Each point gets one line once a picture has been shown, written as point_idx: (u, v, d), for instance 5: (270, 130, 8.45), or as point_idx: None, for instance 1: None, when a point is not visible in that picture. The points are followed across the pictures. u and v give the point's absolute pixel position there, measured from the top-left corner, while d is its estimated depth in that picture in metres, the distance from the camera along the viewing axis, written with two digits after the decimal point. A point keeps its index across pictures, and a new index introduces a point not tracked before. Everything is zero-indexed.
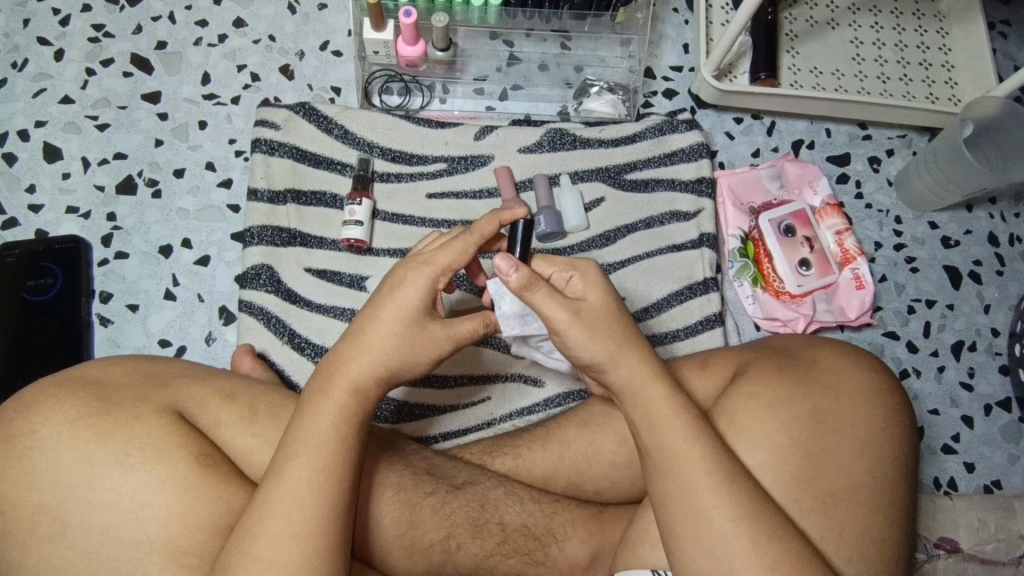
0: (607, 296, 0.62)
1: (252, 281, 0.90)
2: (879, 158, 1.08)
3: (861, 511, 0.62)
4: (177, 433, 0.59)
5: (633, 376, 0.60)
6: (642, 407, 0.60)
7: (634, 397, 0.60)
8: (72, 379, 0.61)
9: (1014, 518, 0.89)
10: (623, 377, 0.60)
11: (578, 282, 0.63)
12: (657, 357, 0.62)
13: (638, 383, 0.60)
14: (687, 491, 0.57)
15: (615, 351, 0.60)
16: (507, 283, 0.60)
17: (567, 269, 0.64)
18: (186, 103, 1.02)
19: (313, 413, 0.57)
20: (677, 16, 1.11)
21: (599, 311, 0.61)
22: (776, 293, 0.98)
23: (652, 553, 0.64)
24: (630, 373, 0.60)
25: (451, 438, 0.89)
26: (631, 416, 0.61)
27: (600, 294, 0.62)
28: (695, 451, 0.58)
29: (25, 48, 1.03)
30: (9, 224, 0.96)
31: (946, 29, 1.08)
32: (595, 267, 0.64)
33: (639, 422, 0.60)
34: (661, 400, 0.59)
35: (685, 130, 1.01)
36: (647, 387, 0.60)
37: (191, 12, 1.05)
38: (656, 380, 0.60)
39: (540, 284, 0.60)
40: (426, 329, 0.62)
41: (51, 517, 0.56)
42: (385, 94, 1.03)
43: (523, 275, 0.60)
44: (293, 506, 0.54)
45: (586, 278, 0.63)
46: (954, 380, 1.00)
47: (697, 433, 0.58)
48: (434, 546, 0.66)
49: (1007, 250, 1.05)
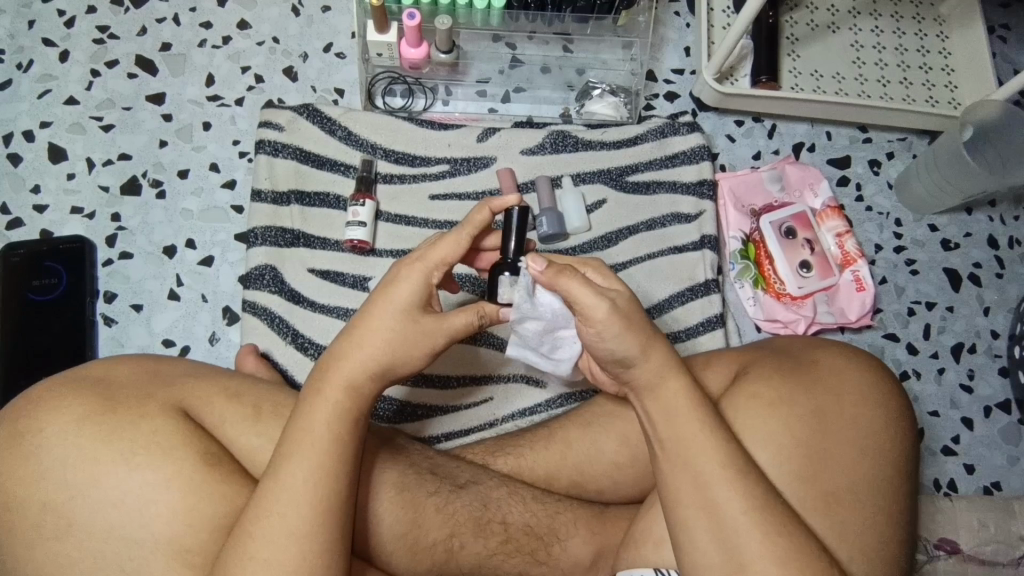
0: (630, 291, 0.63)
1: (255, 281, 0.91)
2: (879, 161, 1.08)
3: (858, 511, 0.63)
4: (183, 432, 0.60)
5: (651, 371, 0.61)
6: (663, 399, 0.60)
7: (655, 392, 0.61)
8: (80, 377, 0.62)
9: (1014, 519, 0.89)
10: (650, 371, 0.61)
11: (593, 276, 0.65)
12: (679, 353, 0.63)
13: (661, 376, 0.61)
14: (701, 483, 0.57)
15: (643, 345, 0.60)
16: (540, 279, 0.62)
17: (579, 265, 0.66)
18: (190, 104, 1.02)
19: (308, 413, 0.58)
20: (678, 19, 1.11)
21: (626, 303, 0.61)
22: (777, 295, 0.98)
23: (654, 552, 0.64)
24: (656, 366, 0.61)
25: (453, 438, 0.89)
26: (651, 411, 0.61)
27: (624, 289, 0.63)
28: (711, 444, 0.58)
29: (30, 49, 1.03)
30: (14, 224, 0.96)
31: (946, 33, 1.08)
32: (604, 263, 0.66)
33: (658, 415, 0.61)
34: (680, 396, 0.60)
35: (687, 132, 1.02)
36: (669, 381, 0.61)
37: (195, 14, 1.06)
38: (676, 374, 0.61)
39: (572, 274, 0.60)
40: (419, 324, 0.62)
41: (58, 515, 0.56)
42: (388, 95, 1.04)
43: (552, 267, 0.61)
44: (288, 505, 0.54)
45: (602, 273, 0.64)
46: (955, 381, 1.00)
47: (710, 426, 0.59)
48: (436, 545, 0.67)
49: (1007, 253, 1.06)
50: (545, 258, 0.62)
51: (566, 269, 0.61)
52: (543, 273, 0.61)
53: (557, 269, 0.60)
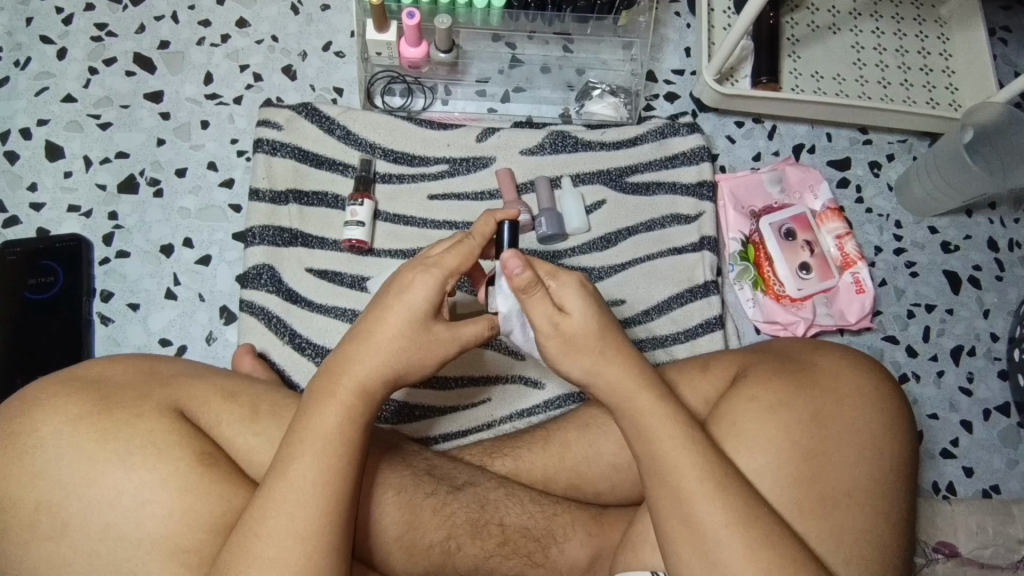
0: (584, 311, 0.61)
1: (253, 280, 0.90)
2: (879, 163, 1.08)
3: (859, 513, 0.63)
4: (178, 432, 0.59)
5: (620, 386, 0.61)
6: (632, 417, 0.60)
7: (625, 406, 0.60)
8: (74, 377, 0.61)
9: (1013, 522, 0.89)
10: (614, 385, 0.61)
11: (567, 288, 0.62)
12: (648, 367, 0.62)
13: (630, 391, 0.60)
14: (681, 498, 0.57)
15: (593, 366, 0.61)
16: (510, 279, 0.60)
17: (546, 277, 0.63)
18: (188, 103, 1.02)
19: (317, 413, 0.57)
20: (679, 19, 1.11)
21: (585, 325, 0.61)
22: (777, 297, 0.98)
23: (652, 555, 0.64)
24: (623, 381, 0.60)
25: (451, 438, 0.89)
26: (625, 428, 0.61)
27: (578, 312, 0.61)
28: (685, 459, 0.58)
29: (28, 47, 1.03)
30: (10, 222, 0.96)
31: (947, 35, 1.08)
32: (574, 276, 0.63)
33: (633, 434, 0.60)
34: (652, 408, 0.60)
35: (687, 133, 1.01)
36: (634, 399, 0.60)
37: (194, 12, 1.05)
38: (646, 389, 0.60)
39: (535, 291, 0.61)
40: (431, 332, 0.62)
41: (52, 516, 0.56)
42: (387, 95, 1.04)
43: (528, 275, 0.60)
44: (296, 504, 0.54)
45: (564, 286, 0.62)
46: (954, 384, 1.00)
47: (686, 442, 0.58)
48: (434, 547, 0.66)
49: (1007, 255, 1.06)
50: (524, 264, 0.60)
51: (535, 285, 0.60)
52: (516, 277, 0.59)
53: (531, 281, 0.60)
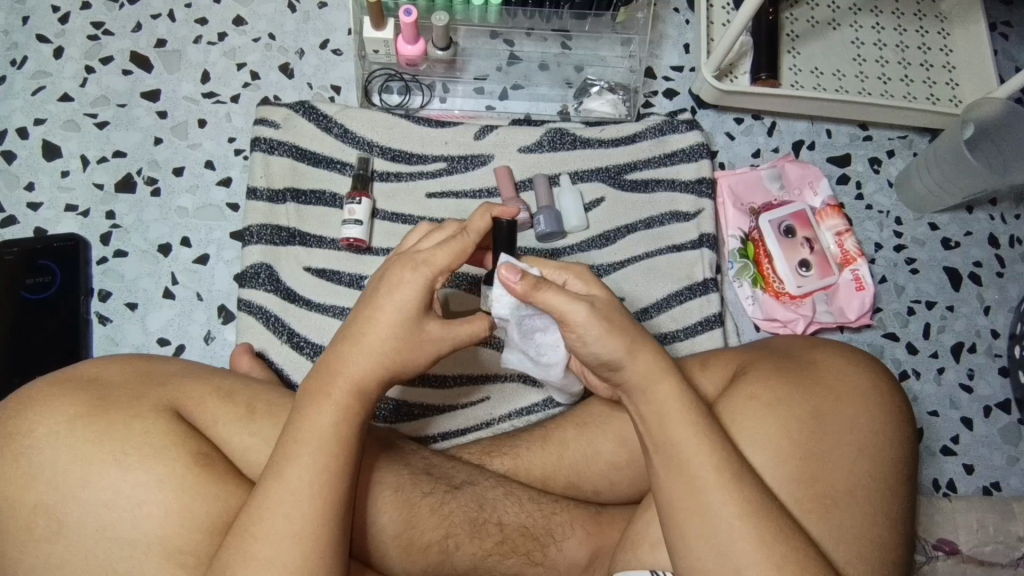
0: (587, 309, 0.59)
1: (251, 279, 0.90)
2: (879, 159, 1.08)
3: (858, 510, 0.62)
4: (175, 433, 0.59)
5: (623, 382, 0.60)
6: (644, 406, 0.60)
7: (646, 395, 0.60)
8: (71, 377, 0.61)
9: (1014, 520, 0.89)
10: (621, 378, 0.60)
11: (576, 284, 0.64)
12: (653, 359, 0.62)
13: (651, 379, 0.60)
14: (694, 489, 0.57)
15: (598, 359, 0.60)
16: (513, 290, 0.59)
17: (561, 272, 0.65)
18: (185, 101, 1.02)
19: (312, 413, 0.57)
20: (677, 16, 1.10)
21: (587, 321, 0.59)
22: (776, 294, 0.98)
23: (651, 553, 0.64)
24: (629, 374, 0.60)
25: (450, 437, 0.89)
26: (641, 414, 0.61)
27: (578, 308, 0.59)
28: (698, 449, 0.58)
29: (24, 45, 1.02)
30: (9, 222, 0.96)
31: (947, 30, 1.07)
32: (586, 269, 0.65)
33: (648, 422, 0.60)
34: (671, 398, 0.60)
35: (685, 130, 1.01)
36: (652, 388, 0.60)
37: (191, 10, 1.05)
38: (660, 377, 0.60)
39: (547, 285, 0.59)
40: (424, 331, 0.61)
41: (49, 517, 0.56)
42: (384, 93, 1.03)
43: (528, 280, 0.59)
44: (293, 505, 0.53)
45: (584, 280, 0.64)
46: (954, 380, 0.99)
47: (701, 432, 0.58)
48: (432, 546, 0.66)
49: (1007, 251, 1.05)
50: (520, 269, 0.60)
51: (543, 283, 0.60)
52: (518, 284, 0.59)
53: (532, 281, 0.59)
